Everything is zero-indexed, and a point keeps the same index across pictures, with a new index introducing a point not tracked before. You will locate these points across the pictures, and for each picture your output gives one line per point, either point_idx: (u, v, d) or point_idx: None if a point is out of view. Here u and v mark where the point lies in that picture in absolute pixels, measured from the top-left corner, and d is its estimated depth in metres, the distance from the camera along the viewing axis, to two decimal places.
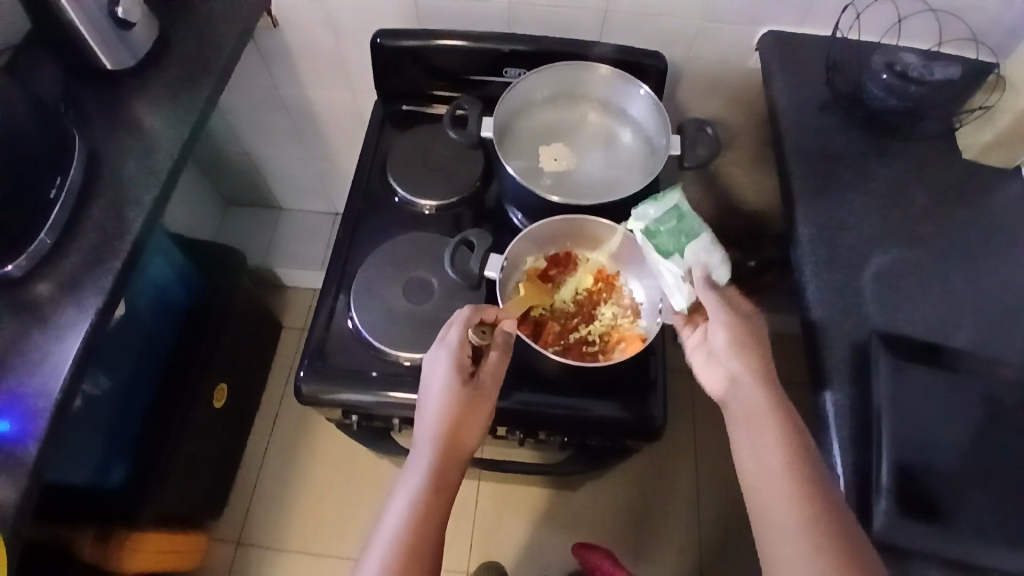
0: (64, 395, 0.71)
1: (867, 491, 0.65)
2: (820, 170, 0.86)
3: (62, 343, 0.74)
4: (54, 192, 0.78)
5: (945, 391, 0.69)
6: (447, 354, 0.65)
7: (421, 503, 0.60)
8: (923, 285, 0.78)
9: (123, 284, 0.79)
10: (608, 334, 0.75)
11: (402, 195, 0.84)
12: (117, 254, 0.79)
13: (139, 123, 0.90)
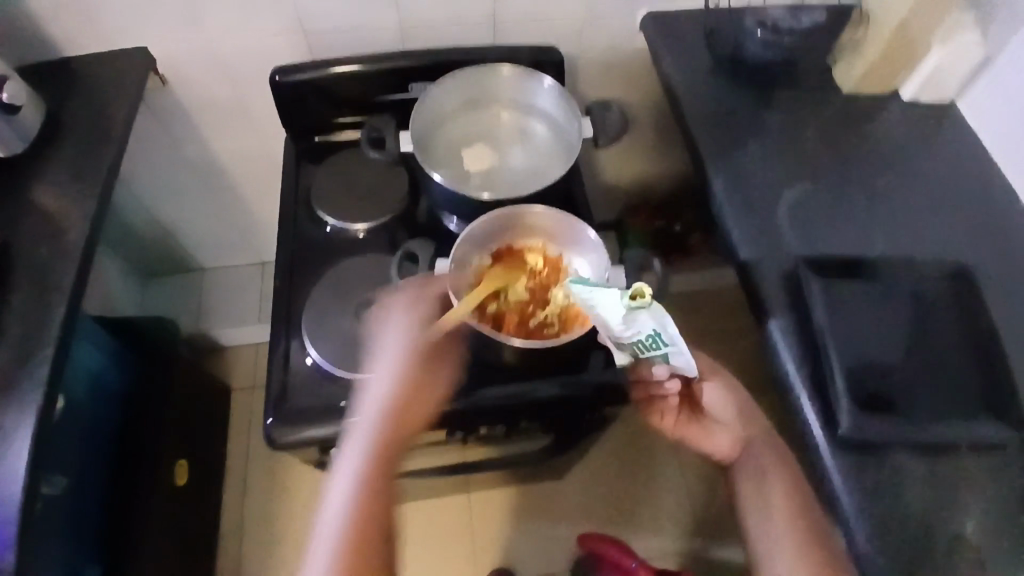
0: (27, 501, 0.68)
1: (827, 400, 0.71)
2: (720, 127, 0.93)
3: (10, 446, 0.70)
4: None
5: (868, 298, 0.76)
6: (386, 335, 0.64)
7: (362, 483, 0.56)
8: (831, 210, 0.85)
9: (59, 373, 0.74)
10: (565, 312, 0.75)
11: (334, 225, 0.83)
12: (48, 343, 0.75)
13: (41, 207, 0.85)
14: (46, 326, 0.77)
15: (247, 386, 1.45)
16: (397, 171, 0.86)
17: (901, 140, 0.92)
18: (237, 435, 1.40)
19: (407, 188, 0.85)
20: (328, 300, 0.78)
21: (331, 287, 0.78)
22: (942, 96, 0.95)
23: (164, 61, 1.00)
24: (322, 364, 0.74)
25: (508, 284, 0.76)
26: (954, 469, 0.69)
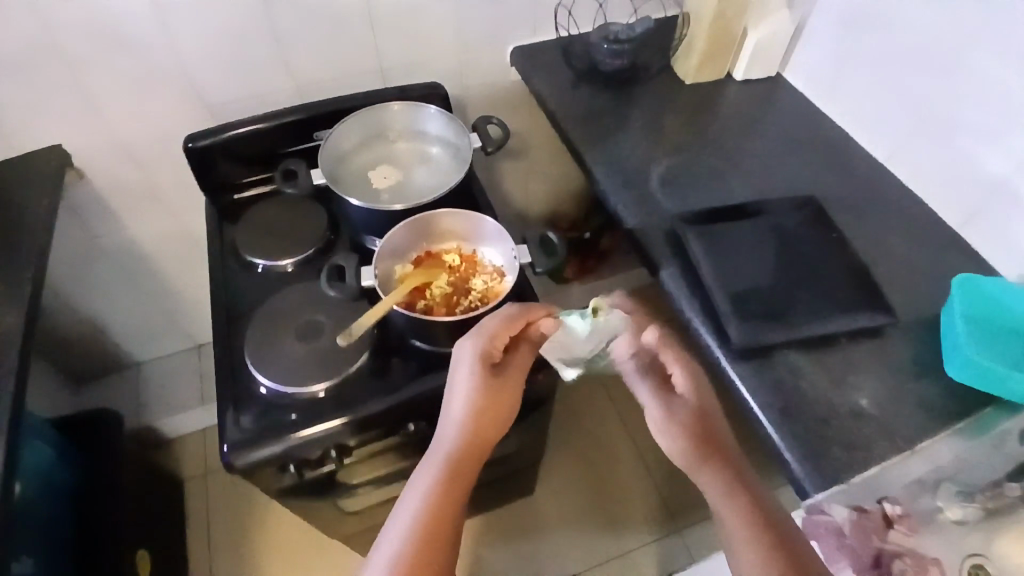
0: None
1: (719, 320, 0.82)
2: (591, 126, 1.07)
3: None
4: None
5: (735, 236, 0.90)
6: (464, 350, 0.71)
7: (438, 494, 0.60)
8: (694, 175, 0.99)
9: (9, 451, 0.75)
10: (485, 294, 0.82)
11: (263, 263, 0.89)
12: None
13: None
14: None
15: (201, 471, 1.42)
16: (313, 207, 0.94)
17: (737, 112, 1.09)
18: (196, 520, 1.35)
19: (326, 220, 0.93)
20: (270, 329, 0.82)
21: (271, 317, 0.83)
22: (762, 71, 1.13)
23: (77, 155, 1.06)
24: (273, 386, 0.77)
25: (433, 278, 0.83)
26: (832, 355, 0.81)
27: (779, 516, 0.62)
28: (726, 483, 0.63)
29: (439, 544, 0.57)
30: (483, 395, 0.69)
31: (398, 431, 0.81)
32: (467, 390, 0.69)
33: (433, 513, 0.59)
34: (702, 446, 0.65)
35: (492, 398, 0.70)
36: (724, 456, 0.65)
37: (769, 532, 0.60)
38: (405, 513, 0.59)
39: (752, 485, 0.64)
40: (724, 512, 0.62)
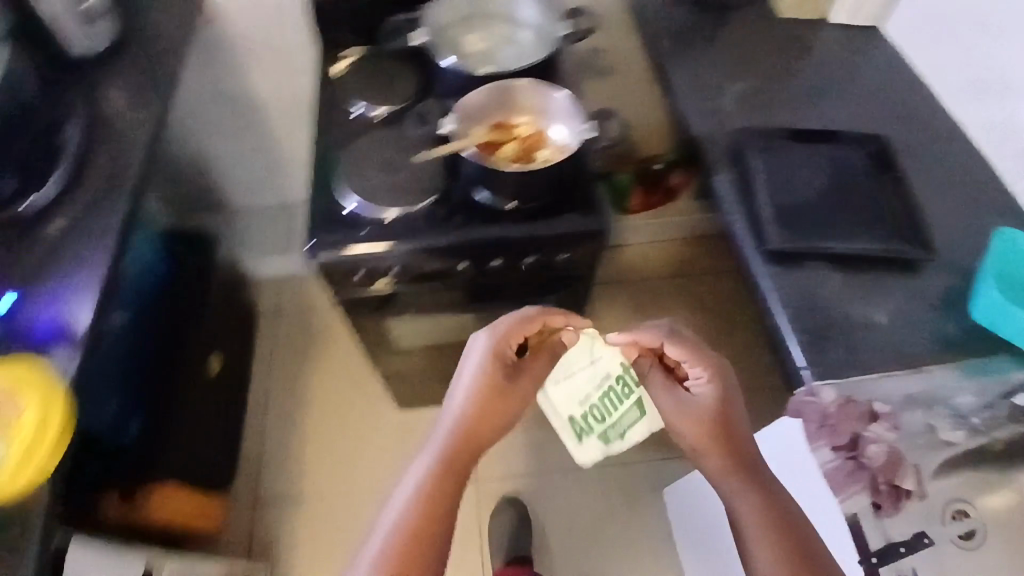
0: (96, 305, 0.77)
1: (759, 226, 0.87)
2: (679, 41, 1.10)
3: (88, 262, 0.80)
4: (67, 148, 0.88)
5: (794, 159, 0.94)
6: (467, 359, 0.85)
7: (430, 482, 0.74)
8: (770, 99, 1.02)
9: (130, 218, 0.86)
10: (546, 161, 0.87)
11: (356, 111, 0.95)
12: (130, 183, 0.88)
13: (106, 94, 0.98)
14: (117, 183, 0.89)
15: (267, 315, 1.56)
16: (410, 62, 1.00)
17: (826, 51, 1.10)
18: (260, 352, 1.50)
19: (420, 77, 0.98)
20: (361, 162, 0.91)
21: (363, 151, 0.92)
22: (861, 18, 1.13)
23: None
24: (358, 207, 0.88)
25: (506, 139, 0.90)
26: (864, 278, 0.85)
27: (784, 504, 0.72)
28: (733, 472, 0.74)
29: (427, 514, 0.71)
30: (482, 393, 0.81)
31: (450, 267, 0.91)
32: (471, 388, 0.82)
33: (426, 494, 0.73)
34: (706, 444, 0.77)
35: (489, 393, 0.81)
36: (734, 453, 0.75)
37: (786, 536, 0.69)
38: (403, 494, 0.74)
39: (767, 476, 0.75)
40: (744, 511, 0.72)
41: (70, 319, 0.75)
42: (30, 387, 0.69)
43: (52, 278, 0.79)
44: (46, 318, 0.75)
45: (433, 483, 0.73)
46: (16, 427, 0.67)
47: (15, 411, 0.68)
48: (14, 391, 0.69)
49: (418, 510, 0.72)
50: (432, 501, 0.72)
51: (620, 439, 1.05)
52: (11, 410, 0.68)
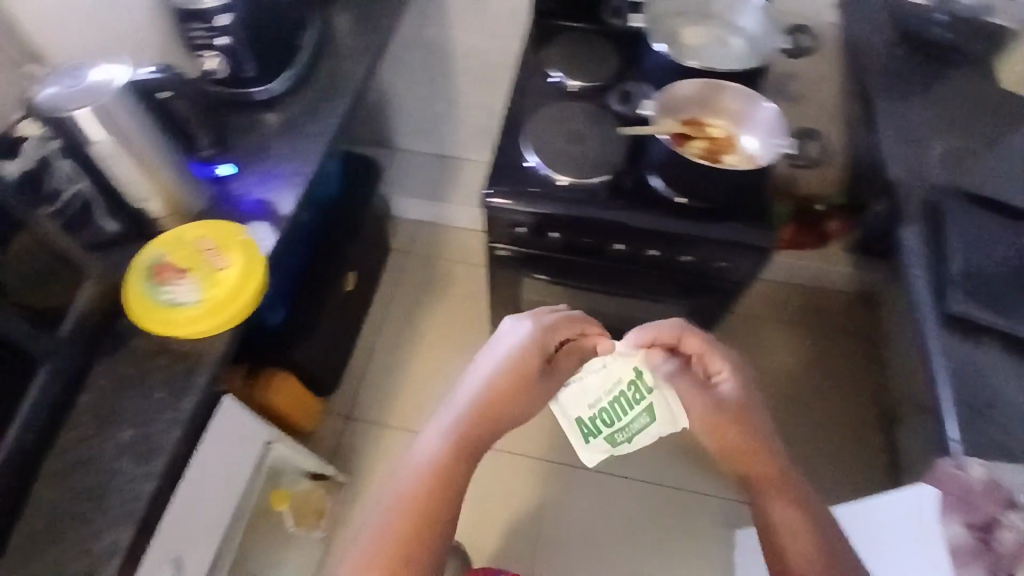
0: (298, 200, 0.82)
1: (943, 289, 0.79)
2: (895, 75, 1.00)
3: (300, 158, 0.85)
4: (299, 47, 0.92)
5: (998, 228, 0.83)
6: (499, 344, 0.73)
7: (438, 466, 0.65)
8: (985, 158, 0.91)
9: (341, 125, 0.90)
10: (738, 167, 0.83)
11: (556, 76, 0.98)
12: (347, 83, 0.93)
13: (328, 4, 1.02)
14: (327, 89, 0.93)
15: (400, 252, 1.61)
16: (618, 46, 1.01)
17: None
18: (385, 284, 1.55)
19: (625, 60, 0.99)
20: (554, 126, 0.93)
21: (560, 117, 0.94)
22: None
23: None
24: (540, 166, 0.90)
25: (696, 135, 0.86)
26: None
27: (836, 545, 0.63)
28: (767, 495, 0.66)
29: (430, 512, 0.62)
30: (510, 383, 0.70)
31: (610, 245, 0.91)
32: (499, 372, 0.71)
33: (433, 481, 0.64)
34: (745, 462, 0.68)
35: (515, 382, 0.70)
36: (763, 479, 0.67)
37: None
38: (406, 479, 0.65)
39: (812, 503, 0.66)
40: None
41: (270, 202, 0.82)
42: (238, 250, 0.72)
43: (260, 158, 0.84)
44: (250, 194, 0.81)
45: (442, 475, 0.64)
46: (217, 279, 0.70)
47: (218, 265, 0.71)
48: (222, 249, 0.72)
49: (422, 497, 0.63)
50: (439, 493, 0.63)
51: (627, 443, 0.82)
52: (213, 263, 0.71)
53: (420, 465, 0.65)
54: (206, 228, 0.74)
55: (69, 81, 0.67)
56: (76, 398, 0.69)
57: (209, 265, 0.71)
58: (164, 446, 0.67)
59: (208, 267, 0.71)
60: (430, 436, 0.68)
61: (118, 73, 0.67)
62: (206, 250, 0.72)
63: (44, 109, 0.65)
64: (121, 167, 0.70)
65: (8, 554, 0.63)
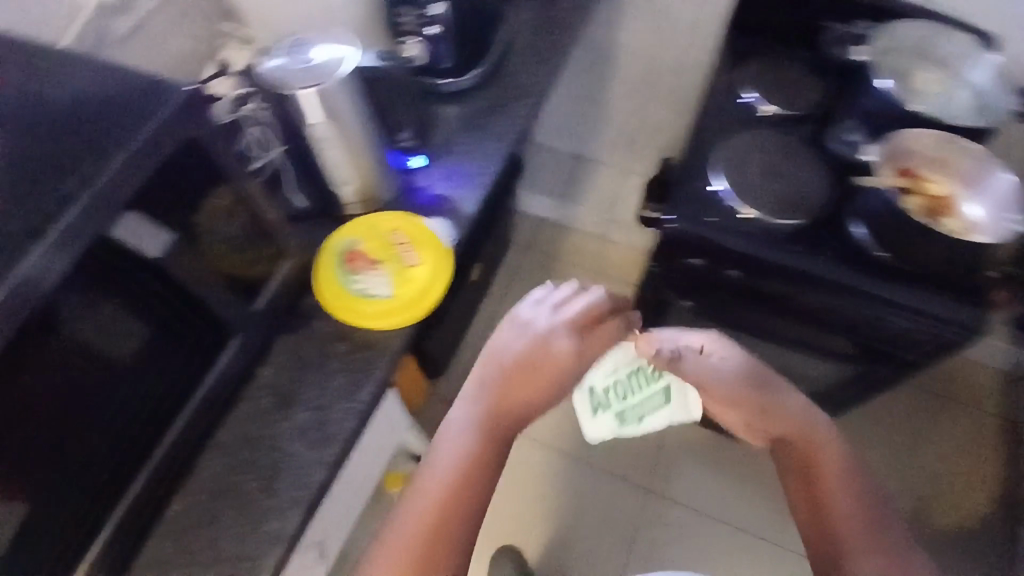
0: (477, 200, 0.81)
1: None
2: None
3: (481, 157, 0.84)
4: (495, 42, 0.91)
5: None
6: (523, 339, 0.67)
7: (455, 462, 0.63)
8: None
9: (524, 127, 0.88)
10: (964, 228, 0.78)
11: (750, 96, 0.93)
12: (534, 90, 0.91)
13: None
14: (520, 86, 0.91)
15: (517, 246, 1.58)
16: (825, 77, 0.94)
17: None
18: (500, 277, 1.53)
19: (829, 94, 0.92)
20: (748, 153, 0.88)
21: (753, 144, 0.89)
22: None
23: None
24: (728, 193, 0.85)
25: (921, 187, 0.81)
26: None
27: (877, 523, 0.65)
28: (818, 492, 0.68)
29: (448, 519, 0.61)
30: (516, 373, 0.66)
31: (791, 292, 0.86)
32: (512, 361, 0.66)
33: (450, 477, 0.63)
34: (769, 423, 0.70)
35: (520, 375, 0.66)
36: (807, 464, 0.69)
37: None
38: (431, 484, 0.63)
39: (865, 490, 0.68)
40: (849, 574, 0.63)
41: (454, 198, 0.81)
42: (430, 249, 0.71)
43: (445, 154, 0.84)
44: (434, 188, 0.81)
45: (463, 479, 0.62)
46: (406, 277, 0.70)
47: (409, 261, 0.70)
48: (414, 245, 0.71)
49: (441, 494, 0.62)
50: (449, 492, 0.62)
51: (636, 425, 0.83)
52: (404, 258, 0.71)
53: (444, 471, 0.63)
54: (398, 220, 0.73)
55: (294, 53, 0.65)
56: (256, 372, 0.68)
57: (399, 260, 0.70)
58: (339, 436, 0.65)
59: (399, 263, 0.70)
60: (454, 441, 0.65)
61: (345, 56, 0.65)
62: (398, 244, 0.71)
63: (269, 82, 0.63)
64: (331, 151, 0.68)
65: (180, 521, 0.62)
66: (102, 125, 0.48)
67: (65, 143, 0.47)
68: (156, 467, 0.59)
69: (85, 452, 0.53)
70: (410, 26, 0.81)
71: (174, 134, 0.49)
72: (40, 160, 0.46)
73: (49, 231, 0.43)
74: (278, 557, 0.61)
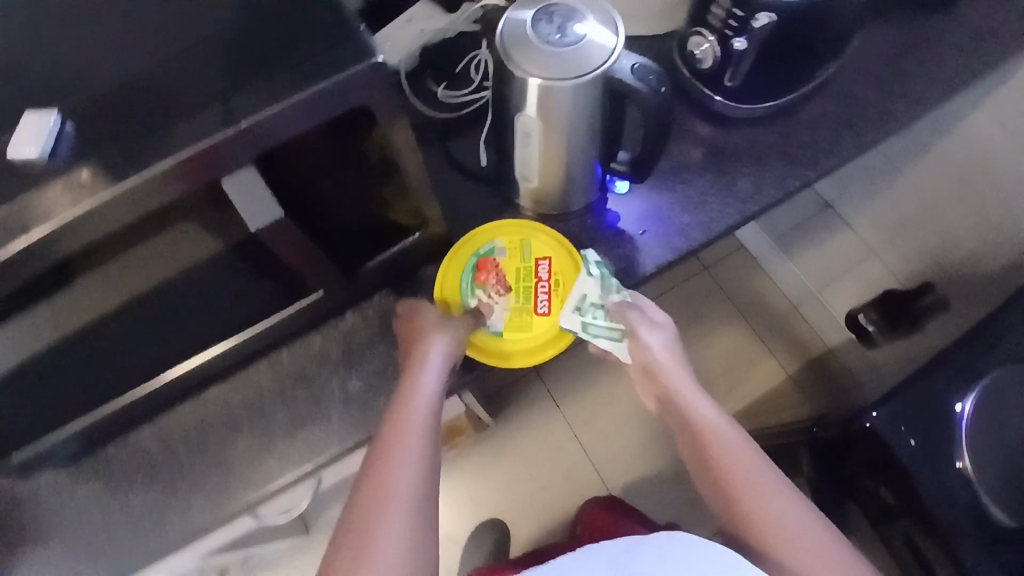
0: (665, 260, 0.66)
1: None
2: None
3: (699, 210, 0.68)
4: (810, 81, 0.70)
5: None
6: (426, 338, 0.55)
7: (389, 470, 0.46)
8: None
9: (774, 204, 0.69)
10: None
11: None
12: (813, 166, 0.70)
13: (888, 54, 0.74)
14: (799, 157, 0.70)
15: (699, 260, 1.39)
16: None
17: None
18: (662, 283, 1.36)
19: None
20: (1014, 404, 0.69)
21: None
22: None
23: None
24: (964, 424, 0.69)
25: None
26: None
27: (773, 517, 0.46)
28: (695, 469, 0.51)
29: (409, 516, 0.44)
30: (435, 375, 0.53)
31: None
32: (426, 366, 0.53)
33: (382, 490, 0.45)
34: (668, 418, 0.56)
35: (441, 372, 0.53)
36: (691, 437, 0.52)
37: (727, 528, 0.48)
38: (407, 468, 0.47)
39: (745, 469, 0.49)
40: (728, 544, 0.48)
41: (635, 244, 0.67)
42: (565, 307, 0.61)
43: (661, 188, 0.69)
44: (624, 222, 0.68)
45: (392, 490, 0.45)
46: (525, 322, 0.60)
47: (537, 308, 0.60)
48: (552, 291, 0.61)
49: (369, 513, 0.44)
50: (390, 501, 0.44)
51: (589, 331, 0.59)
52: (534, 301, 0.61)
53: (423, 444, 0.48)
54: (553, 253, 0.63)
55: (550, 12, 0.50)
56: (343, 315, 0.65)
57: (527, 301, 0.61)
58: (374, 425, 0.62)
59: (527, 304, 0.61)
60: (414, 415, 0.49)
61: (603, 48, 0.50)
62: (538, 283, 0.61)
63: (501, 37, 0.51)
64: (527, 147, 0.57)
65: (212, 407, 0.63)
66: (267, 64, 0.39)
67: (220, 61, 0.39)
68: (202, 362, 0.59)
69: (141, 339, 0.52)
70: (714, 27, 0.63)
71: (333, 110, 0.40)
72: (191, 70, 0.39)
73: (148, 170, 0.37)
74: (263, 495, 0.62)
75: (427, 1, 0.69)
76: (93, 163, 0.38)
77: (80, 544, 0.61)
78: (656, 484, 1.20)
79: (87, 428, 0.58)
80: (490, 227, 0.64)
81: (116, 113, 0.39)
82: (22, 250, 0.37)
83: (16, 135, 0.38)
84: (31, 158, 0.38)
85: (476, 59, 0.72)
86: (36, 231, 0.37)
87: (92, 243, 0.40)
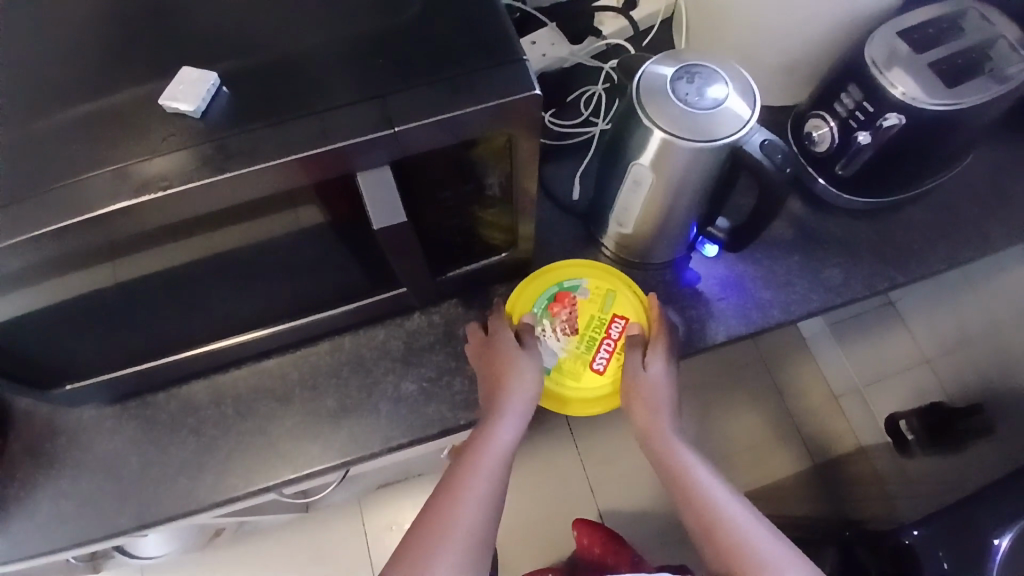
0: (740, 330, 0.66)
1: None
2: None
3: (783, 290, 0.67)
4: (921, 187, 0.68)
5: None
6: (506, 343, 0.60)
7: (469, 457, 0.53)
8: None
9: (860, 298, 0.68)
10: None
11: None
12: (905, 270, 0.69)
13: (1002, 178, 0.73)
14: (891, 260, 0.69)
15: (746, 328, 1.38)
16: None
17: None
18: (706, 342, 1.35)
19: None
20: None
21: None
22: None
23: None
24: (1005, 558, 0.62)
25: None
26: None
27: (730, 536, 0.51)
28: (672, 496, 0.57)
29: (485, 496, 0.51)
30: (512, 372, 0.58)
31: None
32: (508, 365, 0.58)
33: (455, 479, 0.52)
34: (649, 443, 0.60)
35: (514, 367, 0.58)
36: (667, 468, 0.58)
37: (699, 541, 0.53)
38: (503, 442, 0.55)
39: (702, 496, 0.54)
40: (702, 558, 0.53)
41: (711, 310, 0.66)
42: (621, 371, 0.62)
43: (746, 259, 0.69)
44: (705, 283, 0.68)
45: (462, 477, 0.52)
46: (577, 371, 0.62)
47: (593, 363, 0.62)
48: (613, 353, 0.63)
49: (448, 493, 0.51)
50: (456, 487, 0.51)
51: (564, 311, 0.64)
52: (592, 354, 0.62)
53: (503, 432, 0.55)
54: (631, 314, 0.64)
55: (691, 73, 0.51)
56: (410, 316, 0.66)
57: (589, 352, 0.63)
58: (417, 430, 0.62)
59: (586, 355, 0.63)
60: (505, 406, 0.56)
61: (737, 117, 0.50)
62: (604, 338, 0.63)
63: (637, 86, 0.52)
64: (632, 195, 0.58)
65: (268, 374, 0.65)
66: (426, 76, 0.40)
67: (378, 61, 0.40)
68: (271, 333, 0.61)
69: (221, 298, 0.54)
70: (837, 114, 0.63)
71: (474, 129, 0.41)
72: (345, 62, 0.40)
73: (296, 153, 0.38)
74: (297, 476, 0.62)
75: (552, 28, 0.71)
76: (237, 134, 0.39)
77: (112, 480, 0.63)
78: (658, 544, 1.18)
79: (148, 371, 0.60)
80: (581, 263, 0.66)
81: (268, 87, 0.40)
82: (154, 202, 0.38)
83: (173, 83, 0.39)
84: (183, 112, 0.39)
85: (589, 93, 0.74)
86: (173, 188, 0.38)
87: (216, 209, 0.41)
